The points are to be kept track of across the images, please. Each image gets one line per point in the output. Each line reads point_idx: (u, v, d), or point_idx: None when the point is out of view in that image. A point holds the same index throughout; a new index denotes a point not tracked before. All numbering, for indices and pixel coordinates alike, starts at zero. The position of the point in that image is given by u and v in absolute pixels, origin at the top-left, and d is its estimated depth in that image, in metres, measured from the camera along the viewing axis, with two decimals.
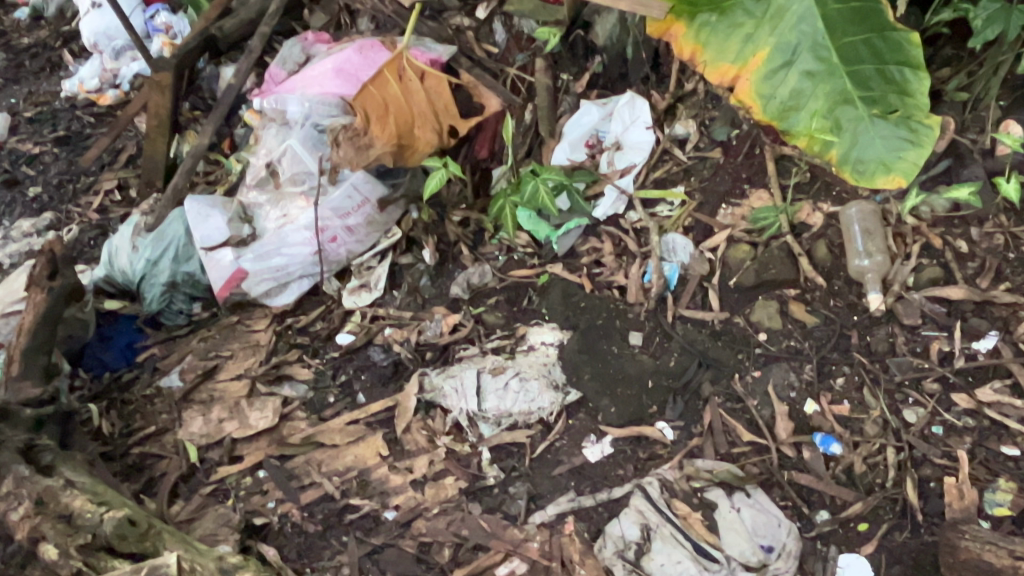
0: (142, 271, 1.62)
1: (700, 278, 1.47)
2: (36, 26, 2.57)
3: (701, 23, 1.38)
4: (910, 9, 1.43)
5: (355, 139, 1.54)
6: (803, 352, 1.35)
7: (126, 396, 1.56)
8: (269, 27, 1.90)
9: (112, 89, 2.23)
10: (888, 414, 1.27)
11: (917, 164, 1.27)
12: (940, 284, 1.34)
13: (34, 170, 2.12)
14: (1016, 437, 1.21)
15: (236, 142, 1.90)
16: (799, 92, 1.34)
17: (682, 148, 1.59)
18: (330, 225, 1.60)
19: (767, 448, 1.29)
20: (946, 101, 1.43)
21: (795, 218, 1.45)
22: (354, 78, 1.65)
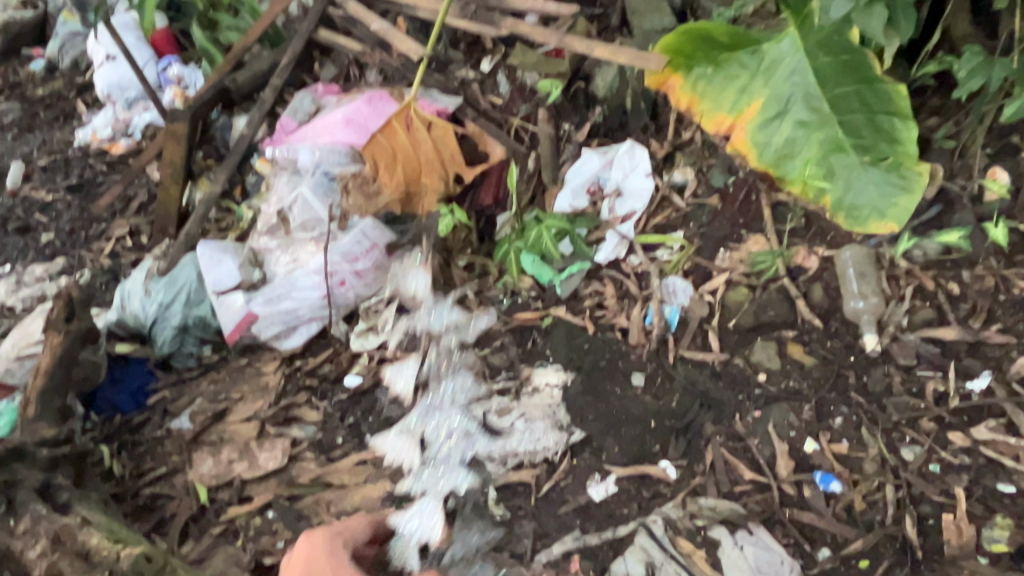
0: (154, 314, 1.65)
1: (700, 320, 1.51)
2: (51, 77, 2.65)
3: (698, 75, 1.47)
4: (897, 62, 1.49)
5: (364, 187, 1.67)
6: (802, 392, 1.38)
7: (137, 438, 1.58)
8: (281, 79, 1.98)
9: (124, 138, 2.30)
10: (886, 453, 1.29)
11: (908, 210, 1.32)
12: (933, 326, 1.39)
13: (48, 217, 2.17)
14: (1012, 474, 1.24)
15: (247, 189, 1.96)
16: (793, 141, 1.40)
17: (681, 195, 1.64)
18: (340, 269, 1.63)
19: (768, 486, 1.32)
20: (934, 148, 1.48)
21: (791, 262, 1.50)
22: (363, 128, 1.73)
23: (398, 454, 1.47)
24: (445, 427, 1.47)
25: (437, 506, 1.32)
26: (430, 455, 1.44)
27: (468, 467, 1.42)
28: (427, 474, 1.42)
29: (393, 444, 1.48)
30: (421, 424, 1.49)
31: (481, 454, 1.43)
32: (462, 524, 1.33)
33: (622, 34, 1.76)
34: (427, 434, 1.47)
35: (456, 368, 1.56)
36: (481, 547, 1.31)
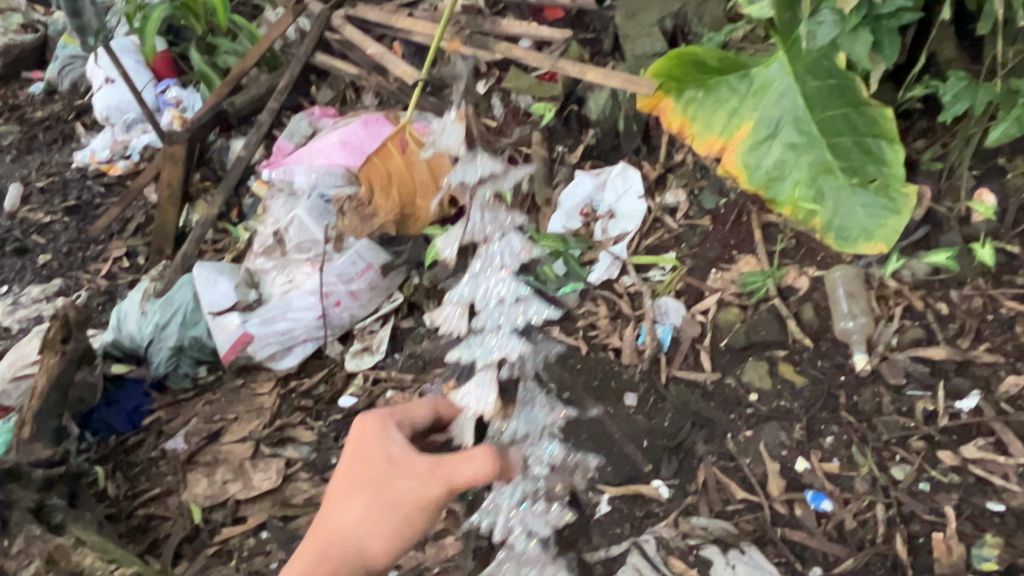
0: (150, 335, 1.66)
1: (692, 339, 1.52)
2: (50, 100, 2.67)
3: (689, 98, 1.49)
4: (884, 85, 1.51)
5: (360, 209, 1.61)
6: (793, 412, 1.39)
7: (131, 459, 1.59)
8: (278, 102, 2.00)
9: (122, 160, 2.32)
10: (876, 472, 1.30)
11: (897, 231, 1.34)
12: (923, 345, 1.40)
13: (45, 239, 2.19)
14: (1001, 493, 1.25)
15: (244, 211, 1.98)
16: (782, 163, 1.42)
17: (673, 216, 1.65)
18: (335, 290, 1.66)
19: (760, 505, 1.33)
20: (922, 170, 1.51)
21: (782, 282, 1.51)
22: (359, 150, 1.74)
23: (451, 315, 1.67)
24: (491, 291, 1.68)
25: (492, 378, 1.56)
26: (483, 324, 1.65)
27: (518, 334, 1.62)
28: (478, 338, 1.63)
29: (450, 240, 1.72)
30: (468, 297, 1.68)
31: (532, 323, 1.63)
32: (524, 399, 1.54)
33: (614, 57, 1.78)
34: (472, 296, 1.68)
35: (505, 231, 1.72)
36: (544, 431, 1.49)
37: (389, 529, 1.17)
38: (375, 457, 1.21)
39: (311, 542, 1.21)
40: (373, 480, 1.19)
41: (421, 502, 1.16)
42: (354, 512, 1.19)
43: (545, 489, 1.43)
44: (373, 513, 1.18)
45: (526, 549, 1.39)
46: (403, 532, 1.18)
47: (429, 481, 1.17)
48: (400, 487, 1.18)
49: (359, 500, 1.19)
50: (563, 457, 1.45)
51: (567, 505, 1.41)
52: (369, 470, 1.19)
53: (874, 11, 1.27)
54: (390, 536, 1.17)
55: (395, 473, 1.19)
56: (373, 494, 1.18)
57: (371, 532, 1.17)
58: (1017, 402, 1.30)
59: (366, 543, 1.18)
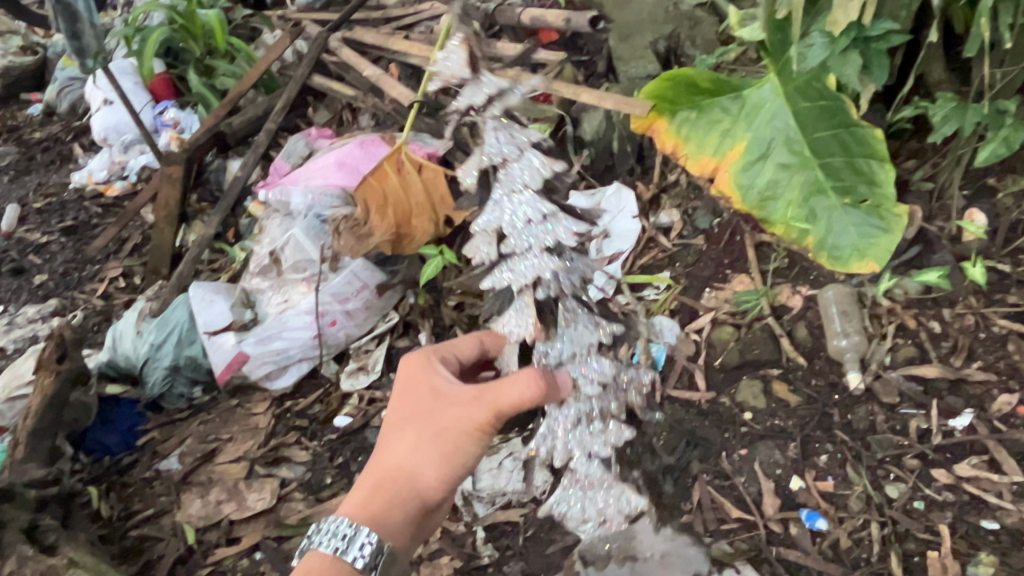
0: (145, 355, 1.67)
1: (687, 359, 1.53)
2: (49, 121, 2.69)
3: (682, 119, 1.51)
4: (874, 107, 1.53)
5: (355, 229, 1.62)
6: (787, 430, 1.39)
7: (125, 479, 1.58)
8: (275, 123, 2.02)
9: (120, 181, 2.33)
10: (871, 490, 1.30)
11: (889, 251, 1.34)
12: (916, 363, 1.40)
13: (41, 259, 2.19)
14: (995, 511, 1.25)
15: (241, 231, 1.99)
16: (775, 183, 1.44)
17: (667, 237, 1.69)
18: (330, 309, 1.66)
19: (755, 524, 1.32)
20: (913, 190, 1.52)
21: (775, 301, 1.52)
22: (355, 170, 1.78)
23: (477, 252, 0.99)
24: (518, 177, 0.96)
25: (531, 304, 1.00)
26: (511, 249, 0.97)
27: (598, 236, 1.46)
28: (508, 269, 0.98)
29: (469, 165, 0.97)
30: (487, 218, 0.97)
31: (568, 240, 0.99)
32: (567, 314, 1.04)
33: (609, 79, 1.81)
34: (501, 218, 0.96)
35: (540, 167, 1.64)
36: (593, 346, 1.06)
37: (440, 459, 1.04)
38: (422, 386, 1.09)
39: (363, 483, 1.08)
40: (419, 409, 1.07)
41: (469, 429, 1.03)
42: (403, 444, 1.06)
43: (601, 409, 1.12)
44: (421, 444, 1.05)
45: (589, 472, 1.14)
46: (456, 461, 1.05)
47: (478, 407, 1.02)
48: (446, 419, 1.04)
49: (409, 431, 1.06)
50: (614, 374, 1.09)
51: (623, 421, 1.14)
52: (418, 399, 1.09)
53: (864, 34, 1.28)
54: (442, 466, 1.04)
55: (442, 400, 1.06)
56: (422, 423, 1.06)
57: (424, 463, 1.05)
58: (1010, 420, 1.31)
59: (419, 474, 1.05)
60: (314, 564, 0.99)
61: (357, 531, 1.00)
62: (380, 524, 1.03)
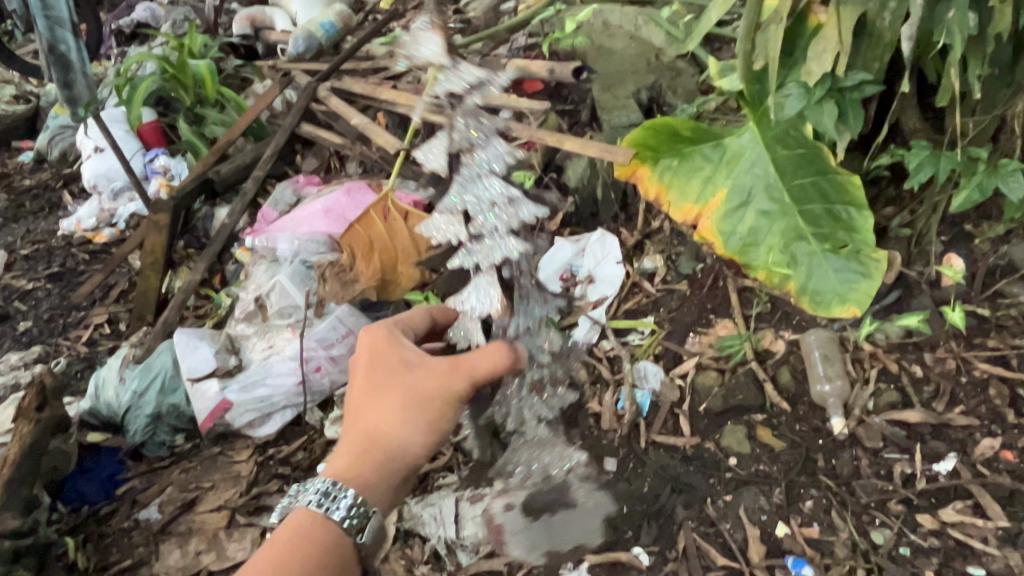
0: (127, 403, 1.65)
1: (671, 404, 1.52)
2: (39, 169, 2.71)
3: (664, 167, 1.52)
4: (851, 155, 1.57)
5: (341, 275, 1.66)
6: (771, 475, 1.38)
7: (104, 530, 1.55)
8: (264, 171, 2.05)
9: (108, 228, 2.34)
10: (856, 536, 1.29)
11: (870, 295, 1.36)
12: (898, 408, 1.41)
13: (27, 305, 2.18)
14: (980, 557, 1.24)
15: (227, 277, 1.99)
16: (756, 230, 1.45)
17: (651, 281, 1.70)
18: (314, 355, 1.64)
19: (740, 572, 1.30)
20: (892, 236, 1.54)
21: (758, 345, 1.53)
22: (342, 217, 1.81)
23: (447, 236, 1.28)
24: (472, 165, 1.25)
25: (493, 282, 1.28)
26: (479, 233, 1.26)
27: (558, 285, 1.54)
28: (475, 246, 1.27)
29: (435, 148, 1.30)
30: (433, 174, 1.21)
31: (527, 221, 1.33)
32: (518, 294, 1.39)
33: (592, 128, 1.85)
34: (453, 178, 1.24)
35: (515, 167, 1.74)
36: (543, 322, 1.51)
37: (422, 425, 1.05)
38: (388, 358, 1.09)
39: (341, 453, 1.07)
40: (391, 380, 1.07)
41: (449, 400, 1.05)
42: (382, 415, 1.06)
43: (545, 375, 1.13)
44: (402, 415, 1.05)
45: None
46: (438, 427, 1.06)
47: (459, 375, 1.05)
48: (422, 389, 1.05)
49: (387, 402, 1.06)
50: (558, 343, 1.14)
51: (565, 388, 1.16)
52: (386, 369, 1.08)
53: (838, 84, 1.32)
54: (426, 433, 1.06)
55: (413, 371, 1.07)
56: (398, 395, 1.06)
57: (410, 432, 1.05)
58: (993, 464, 1.31)
59: (403, 443, 1.06)
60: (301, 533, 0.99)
61: (338, 490, 1.02)
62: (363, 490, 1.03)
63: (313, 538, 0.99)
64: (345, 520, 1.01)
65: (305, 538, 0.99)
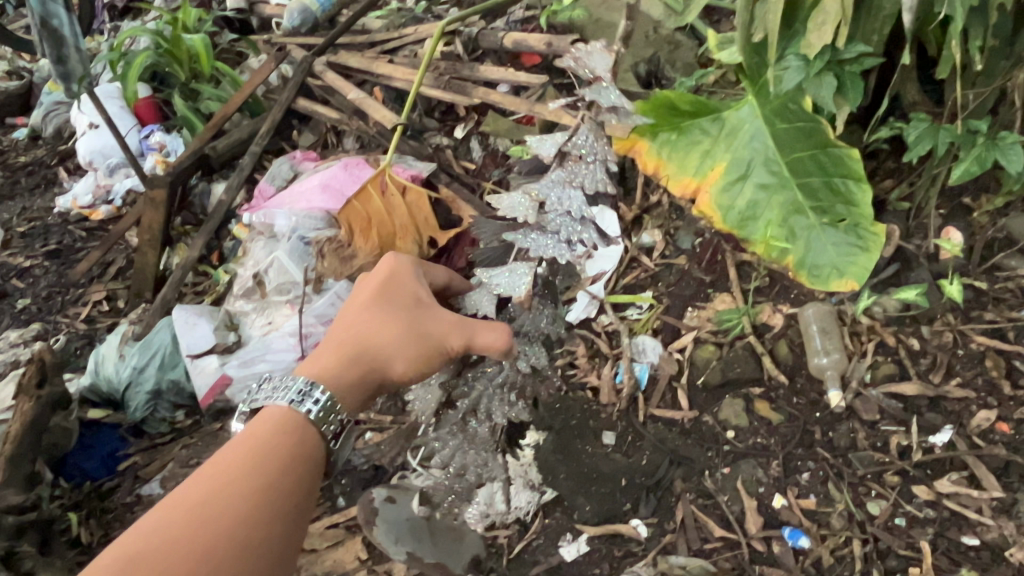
0: (127, 378, 1.66)
1: (670, 377, 1.53)
2: (34, 146, 2.69)
3: (662, 141, 1.47)
4: (850, 128, 1.56)
5: (339, 251, 1.66)
6: (769, 448, 1.39)
7: (106, 505, 1.56)
8: (261, 146, 2.04)
9: (105, 205, 2.33)
10: (852, 507, 1.30)
11: (868, 269, 1.36)
12: (896, 380, 1.42)
13: (24, 283, 2.18)
14: (975, 527, 1.26)
15: (225, 254, 1.98)
16: (755, 203, 1.45)
17: (650, 256, 1.69)
18: (314, 331, 1.64)
19: (738, 543, 1.31)
20: (890, 210, 1.55)
21: (756, 319, 1.54)
22: (340, 193, 1.79)
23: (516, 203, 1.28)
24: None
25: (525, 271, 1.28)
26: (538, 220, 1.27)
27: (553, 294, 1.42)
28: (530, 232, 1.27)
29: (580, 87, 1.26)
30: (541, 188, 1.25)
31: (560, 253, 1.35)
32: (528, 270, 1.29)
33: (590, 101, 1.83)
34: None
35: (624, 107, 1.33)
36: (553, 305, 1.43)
37: (415, 355, 1.09)
38: (405, 287, 1.16)
39: (324, 352, 1.05)
40: (402, 302, 1.13)
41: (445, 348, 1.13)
42: (381, 332, 1.08)
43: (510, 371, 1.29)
44: (397, 338, 1.08)
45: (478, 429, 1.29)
46: (423, 367, 1.10)
47: (468, 326, 1.14)
48: (428, 325, 1.12)
49: (388, 323, 1.09)
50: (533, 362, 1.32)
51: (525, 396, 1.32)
52: (401, 293, 1.15)
53: (837, 57, 1.31)
54: (415, 364, 1.09)
55: (425, 308, 1.14)
56: (403, 321, 1.10)
57: (398, 356, 1.08)
58: (989, 435, 1.32)
59: (388, 362, 1.07)
60: (283, 427, 0.94)
61: (313, 387, 0.98)
62: (338, 392, 1.00)
63: (290, 434, 0.94)
64: (324, 426, 0.97)
65: (284, 438, 0.93)
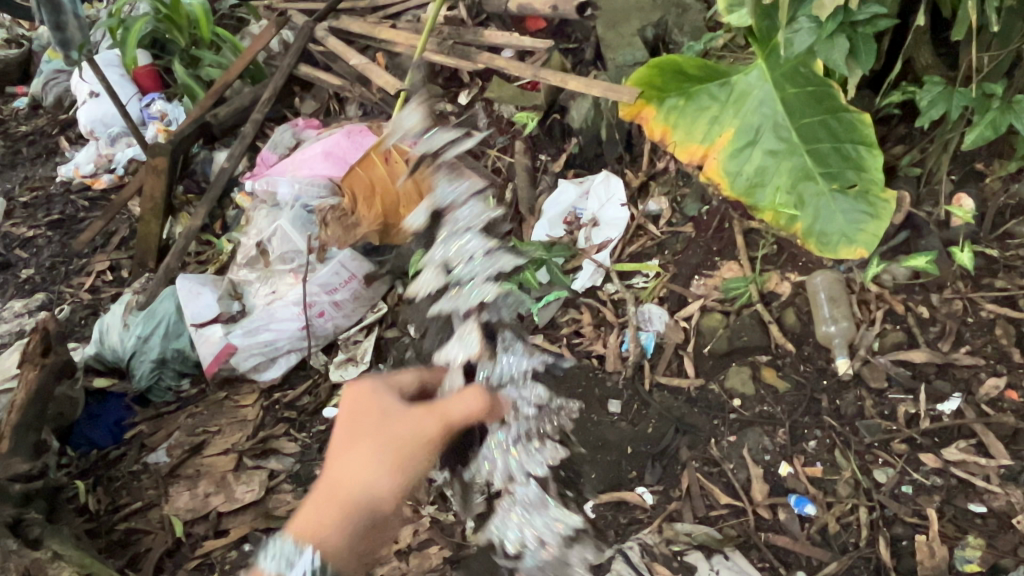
0: (132, 348, 1.66)
1: (676, 346, 1.52)
2: (35, 115, 2.66)
3: (669, 106, 1.50)
4: (861, 93, 1.53)
5: (343, 219, 1.63)
6: (775, 416, 1.39)
7: (112, 473, 1.57)
8: (262, 114, 2.02)
9: (107, 174, 2.31)
10: (859, 475, 1.30)
11: (877, 237, 1.34)
12: (904, 348, 1.41)
13: (28, 253, 2.17)
14: (982, 495, 1.25)
15: (228, 223, 1.97)
16: (763, 170, 1.43)
17: (656, 224, 1.67)
18: (318, 300, 1.65)
19: (744, 510, 1.31)
20: (901, 175, 1.52)
21: (764, 287, 1.52)
22: (343, 160, 1.77)
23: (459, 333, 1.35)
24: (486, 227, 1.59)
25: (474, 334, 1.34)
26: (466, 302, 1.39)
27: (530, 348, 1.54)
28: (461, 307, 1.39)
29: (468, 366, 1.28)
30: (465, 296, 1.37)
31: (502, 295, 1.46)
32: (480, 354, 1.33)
33: (596, 67, 1.80)
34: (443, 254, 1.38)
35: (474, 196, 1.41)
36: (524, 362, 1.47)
37: (394, 467, 0.98)
38: (370, 410, 1.04)
39: (308, 509, 0.98)
40: (364, 423, 1.02)
41: (424, 445, 1.00)
42: (352, 466, 0.99)
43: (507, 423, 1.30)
44: (372, 458, 0.99)
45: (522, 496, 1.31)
46: (410, 476, 0.99)
47: (440, 415, 1.02)
48: (397, 430, 1.00)
49: (355, 455, 0.99)
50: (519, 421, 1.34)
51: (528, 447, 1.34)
52: (359, 412, 1.04)
53: (850, 19, 1.27)
54: (397, 479, 0.98)
55: (391, 421, 1.02)
56: (373, 443, 1.00)
57: (380, 477, 0.98)
58: (997, 403, 1.32)
59: (369, 491, 0.97)
60: None
61: (297, 556, 0.93)
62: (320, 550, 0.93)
63: None
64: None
65: None
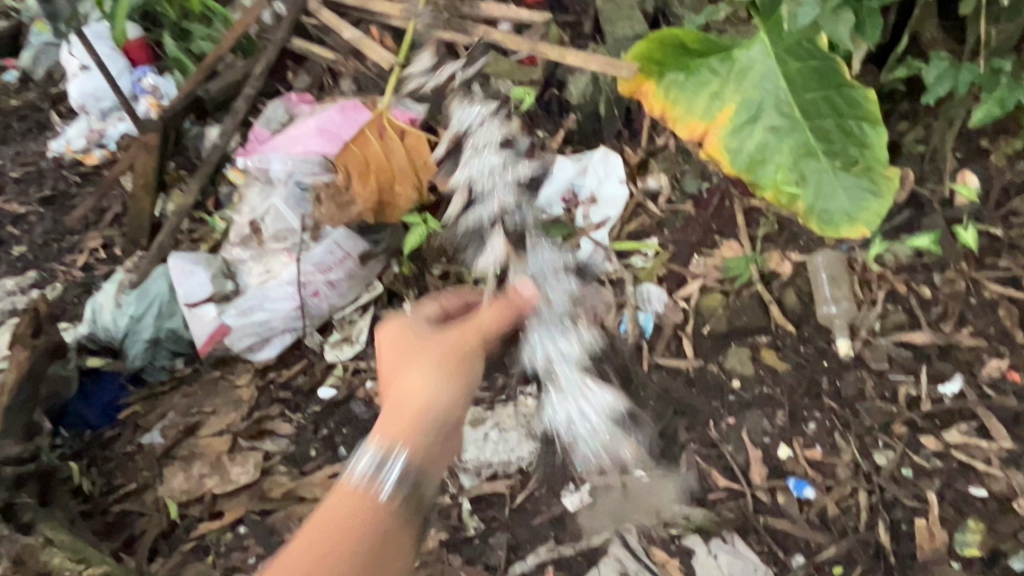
0: (125, 327, 1.60)
1: (675, 326, 1.50)
2: (24, 87, 2.61)
3: (669, 81, 1.45)
4: (866, 68, 1.50)
5: (336, 197, 1.55)
6: (775, 398, 1.37)
7: (107, 454, 1.57)
8: (254, 88, 1.97)
9: (99, 149, 2.28)
10: (859, 458, 1.29)
11: (880, 214, 1.32)
12: (906, 329, 1.39)
13: (19, 229, 2.14)
14: (983, 478, 1.25)
15: (221, 201, 1.94)
16: (765, 146, 1.38)
17: (655, 202, 1.65)
18: (313, 280, 1.61)
19: (742, 493, 1.31)
20: (904, 153, 1.49)
21: (765, 267, 1.50)
22: (337, 136, 1.73)
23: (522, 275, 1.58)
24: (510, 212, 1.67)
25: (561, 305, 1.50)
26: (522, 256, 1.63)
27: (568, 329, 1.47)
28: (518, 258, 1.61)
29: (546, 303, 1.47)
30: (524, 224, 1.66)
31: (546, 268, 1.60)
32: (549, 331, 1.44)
33: (595, 40, 1.76)
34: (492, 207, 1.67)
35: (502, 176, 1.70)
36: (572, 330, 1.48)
37: (451, 371, 1.07)
38: (409, 334, 1.14)
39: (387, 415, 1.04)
40: (413, 348, 1.11)
41: (466, 350, 1.12)
42: (414, 378, 1.06)
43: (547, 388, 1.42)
44: (429, 375, 1.07)
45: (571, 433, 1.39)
46: (465, 379, 1.08)
47: (481, 324, 1.16)
48: (448, 351, 1.11)
49: (412, 369, 1.08)
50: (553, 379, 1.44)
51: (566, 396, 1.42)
52: (401, 358, 1.14)
53: None
54: (450, 379, 1.07)
55: (434, 342, 1.12)
56: (424, 360, 1.09)
57: (434, 347, 1.11)
58: (1000, 385, 1.30)
59: (435, 394, 1.05)
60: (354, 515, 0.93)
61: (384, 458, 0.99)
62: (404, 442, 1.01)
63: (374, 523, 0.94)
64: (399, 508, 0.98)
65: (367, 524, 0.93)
